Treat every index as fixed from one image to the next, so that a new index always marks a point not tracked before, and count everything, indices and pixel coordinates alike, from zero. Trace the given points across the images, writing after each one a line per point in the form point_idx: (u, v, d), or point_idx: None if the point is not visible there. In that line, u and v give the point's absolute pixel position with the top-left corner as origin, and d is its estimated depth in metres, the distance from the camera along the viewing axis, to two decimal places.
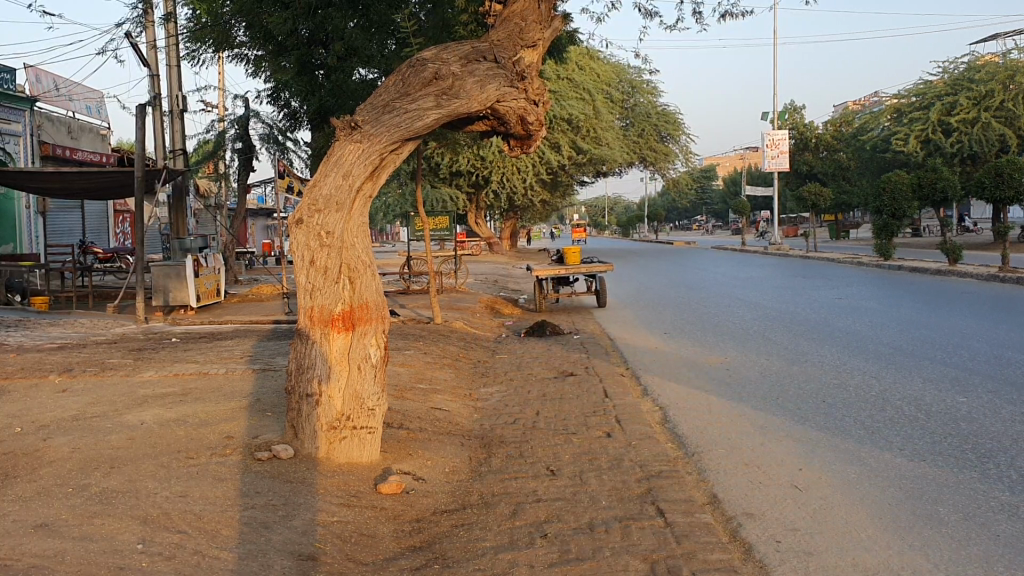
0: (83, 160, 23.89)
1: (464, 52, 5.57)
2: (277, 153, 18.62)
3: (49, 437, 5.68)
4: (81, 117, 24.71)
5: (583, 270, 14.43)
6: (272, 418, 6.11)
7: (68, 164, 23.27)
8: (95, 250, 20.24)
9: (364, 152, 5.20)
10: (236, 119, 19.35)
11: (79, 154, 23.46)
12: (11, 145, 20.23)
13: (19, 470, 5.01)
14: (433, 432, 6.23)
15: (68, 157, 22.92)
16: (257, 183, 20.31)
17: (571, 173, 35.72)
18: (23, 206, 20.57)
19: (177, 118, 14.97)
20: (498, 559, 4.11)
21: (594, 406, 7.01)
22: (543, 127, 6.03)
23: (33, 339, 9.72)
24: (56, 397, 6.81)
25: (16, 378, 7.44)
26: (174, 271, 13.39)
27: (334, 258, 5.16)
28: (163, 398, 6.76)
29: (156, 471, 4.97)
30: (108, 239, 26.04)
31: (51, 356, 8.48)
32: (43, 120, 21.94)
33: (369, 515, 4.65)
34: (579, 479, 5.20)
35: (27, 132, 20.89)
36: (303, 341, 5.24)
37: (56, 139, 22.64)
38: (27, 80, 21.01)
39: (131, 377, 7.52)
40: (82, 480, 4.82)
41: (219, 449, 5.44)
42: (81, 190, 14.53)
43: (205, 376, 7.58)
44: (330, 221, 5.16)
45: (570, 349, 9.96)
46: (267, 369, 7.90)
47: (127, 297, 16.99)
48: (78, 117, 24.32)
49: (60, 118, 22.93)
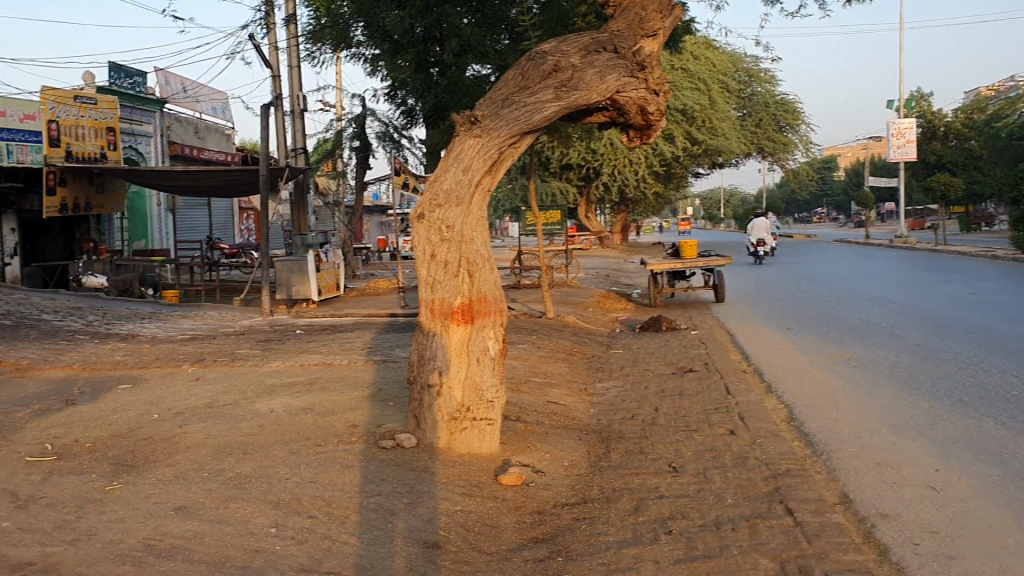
0: (209, 160, 24.88)
1: (583, 44, 5.50)
2: (393, 151, 18.96)
3: (184, 423, 5.93)
4: (206, 118, 25.67)
5: (700, 263, 14.17)
6: (394, 408, 6.21)
7: (195, 163, 24.26)
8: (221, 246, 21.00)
9: (483, 146, 5.22)
10: (353, 118, 19.78)
11: (205, 154, 24.46)
12: (143, 146, 21.29)
13: (158, 456, 5.34)
14: (550, 425, 6.21)
15: (195, 157, 23.90)
16: (374, 180, 20.70)
17: (685, 165, 35.17)
18: (154, 204, 21.60)
19: (297, 117, 15.35)
20: (622, 554, 4.07)
21: (715, 402, 6.87)
22: (664, 118, 5.87)
23: (166, 330, 10.15)
24: (190, 385, 7.09)
25: (151, 367, 7.78)
26: (297, 267, 13.81)
27: (454, 253, 5.22)
28: (289, 387, 6.96)
29: (285, 458, 5.16)
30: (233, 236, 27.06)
31: (183, 347, 8.83)
32: (172, 123, 22.92)
33: (492, 506, 4.68)
34: (702, 477, 5.09)
35: (157, 133, 21.89)
36: (423, 333, 5.31)
37: (184, 140, 23.65)
38: (158, 84, 21.97)
39: (258, 367, 7.76)
40: (217, 465, 5.07)
41: (344, 437, 5.56)
42: (209, 188, 15.08)
43: (328, 367, 7.76)
44: (450, 215, 5.22)
45: (687, 345, 9.77)
46: (387, 361, 8.02)
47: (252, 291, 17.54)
48: (204, 119, 25.35)
49: (187, 119, 23.94)
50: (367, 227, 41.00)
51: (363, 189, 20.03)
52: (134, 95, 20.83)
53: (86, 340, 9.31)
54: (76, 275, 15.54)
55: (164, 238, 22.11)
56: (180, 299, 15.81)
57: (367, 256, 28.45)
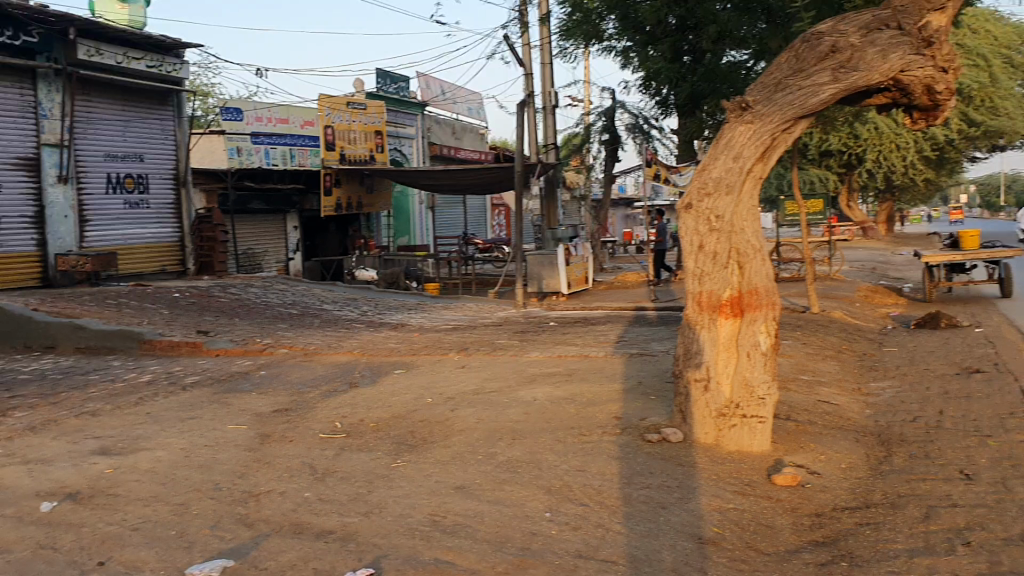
0: (465, 158, 26.05)
1: (864, 21, 5.19)
2: (643, 143, 18.93)
3: (456, 408, 6.25)
4: (463, 118, 26.87)
5: (983, 255, 13.02)
6: (657, 401, 6.19)
7: (452, 162, 25.53)
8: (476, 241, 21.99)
9: (754, 133, 5.10)
10: (602, 112, 19.95)
11: (462, 153, 25.63)
12: (407, 147, 22.70)
13: (434, 437, 5.68)
14: (823, 425, 5.94)
15: (452, 156, 25.16)
16: (624, 173, 20.77)
17: (960, 149, 32.45)
18: (417, 202, 23.16)
19: (549, 113, 15.68)
20: (914, 563, 3.81)
21: (1010, 407, 6.29)
22: (954, 97, 5.41)
23: (431, 320, 10.74)
24: (456, 372, 7.44)
25: (420, 354, 8.24)
26: (548, 259, 14.22)
27: (723, 243, 5.12)
28: (550, 376, 7.13)
29: (554, 445, 5.33)
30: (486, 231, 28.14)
31: (448, 336, 9.29)
32: (434, 124, 24.19)
33: (766, 505, 4.55)
34: (1002, 487, 4.67)
35: (420, 134, 23.24)
36: (691, 326, 5.26)
37: (443, 140, 24.95)
38: (420, 88, 23.29)
39: (519, 357, 8.02)
40: (490, 448, 5.37)
41: (610, 428, 5.61)
42: (467, 185, 15.78)
43: (586, 358, 7.87)
44: (719, 205, 5.13)
45: (973, 344, 9.00)
46: (644, 354, 8.03)
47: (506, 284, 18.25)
48: (461, 119, 26.54)
49: (446, 120, 25.20)
50: (614, 220, 41.22)
51: (612, 183, 20.15)
52: (399, 100, 22.25)
53: (361, 328, 10.06)
54: (350, 269, 16.98)
55: (424, 234, 23.64)
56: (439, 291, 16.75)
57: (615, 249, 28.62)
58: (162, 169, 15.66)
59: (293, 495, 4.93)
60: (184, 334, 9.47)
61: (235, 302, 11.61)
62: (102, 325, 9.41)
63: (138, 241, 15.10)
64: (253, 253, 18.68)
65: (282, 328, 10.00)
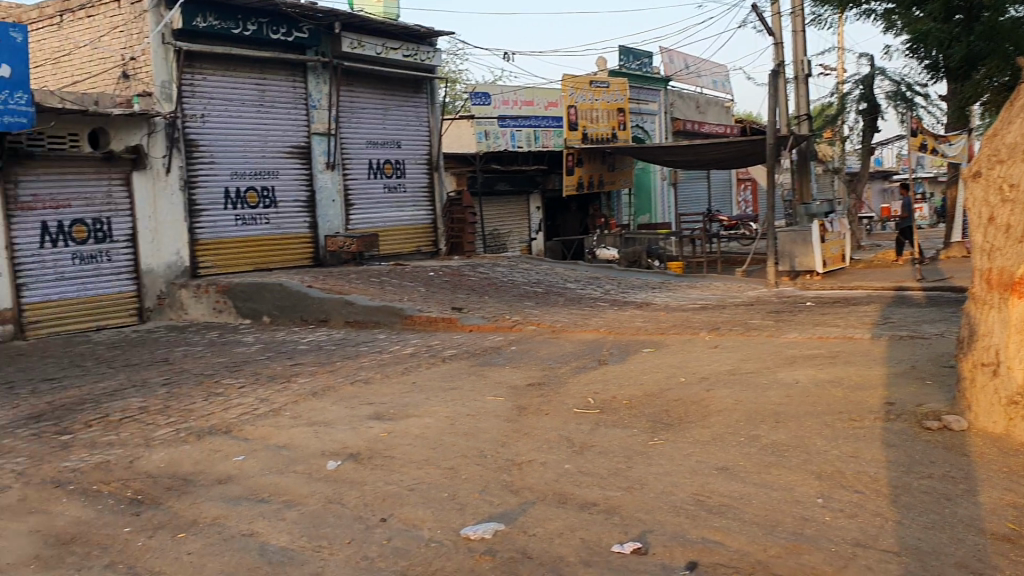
0: (708, 133, 25.90)
1: None
2: (907, 111, 17.69)
3: (712, 388, 6.15)
4: (707, 93, 26.43)
5: None
6: (934, 387, 5.76)
7: (696, 137, 25.61)
8: (721, 219, 21.60)
9: None
10: (861, 79, 18.84)
11: (705, 128, 25.50)
12: (648, 123, 23.31)
13: (692, 416, 5.62)
14: None
15: (697, 130, 25.32)
16: (885, 144, 19.49)
17: None
18: (659, 179, 24.25)
19: (802, 83, 15.00)
20: None
21: None
22: None
23: (678, 299, 10.61)
24: (709, 351, 7.31)
25: (670, 333, 8.17)
26: (800, 237, 13.72)
27: (1018, 214, 4.72)
28: (811, 358, 6.84)
29: (821, 429, 5.12)
30: (727, 208, 27.61)
31: (698, 315, 9.15)
32: (676, 99, 24.51)
33: None
34: None
35: (663, 110, 23.85)
36: (980, 305, 4.89)
37: (686, 115, 25.11)
38: (664, 62, 23.77)
39: (774, 338, 7.75)
40: (752, 430, 5.24)
41: (882, 414, 5.30)
42: (713, 161, 15.47)
43: (849, 341, 7.47)
44: (1014, 172, 4.73)
45: None
46: (916, 336, 7.50)
47: (755, 262, 17.81)
48: (705, 93, 26.20)
49: (689, 95, 25.26)
50: (870, 194, 38.91)
51: (872, 154, 18.98)
52: (641, 76, 22.94)
53: (607, 306, 10.13)
54: (591, 248, 17.99)
55: (665, 211, 24.70)
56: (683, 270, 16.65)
57: (870, 226, 27.05)
58: (417, 154, 16.53)
59: (555, 467, 5.03)
60: (440, 310, 9.95)
61: (484, 280, 12.05)
62: (368, 301, 10.23)
63: (395, 223, 16.07)
64: (499, 233, 19.53)
65: (531, 305, 10.27)
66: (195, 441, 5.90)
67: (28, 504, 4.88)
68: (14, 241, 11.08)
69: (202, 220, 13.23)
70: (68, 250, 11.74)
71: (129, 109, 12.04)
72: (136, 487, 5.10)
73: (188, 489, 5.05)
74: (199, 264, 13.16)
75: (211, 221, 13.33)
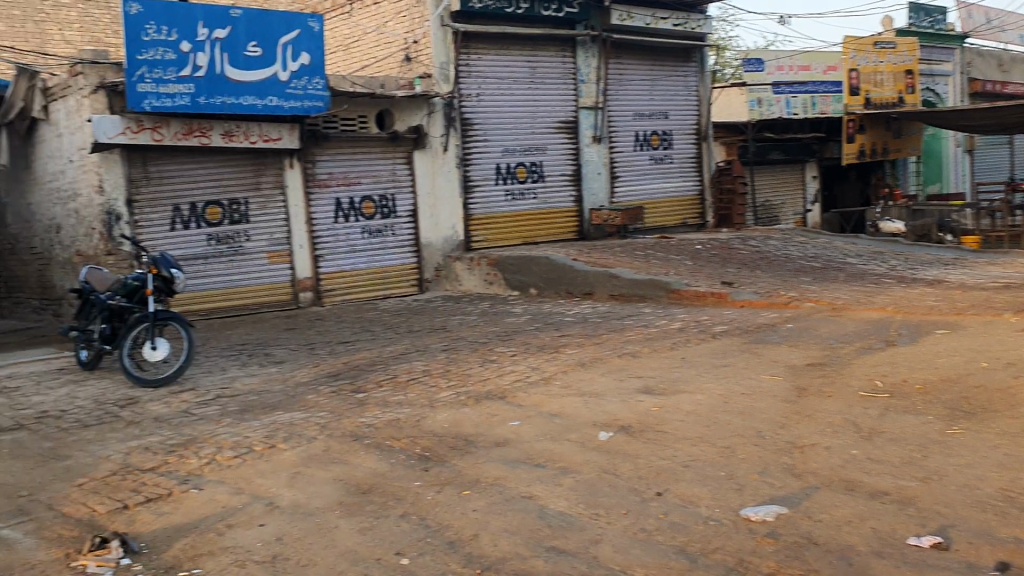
0: (1012, 94, 23.42)
1: None
2: None
3: (1021, 375, 5.56)
4: (1012, 49, 23.89)
5: None
6: None
7: (996, 98, 23.25)
8: None
9: None
10: None
11: (1008, 88, 23.11)
12: (942, 85, 21.50)
13: (997, 406, 5.11)
14: None
15: (998, 91, 23.01)
16: None
17: None
18: (952, 146, 22.57)
19: None
20: None
21: None
22: None
23: (976, 277, 9.67)
24: (1016, 335, 6.61)
25: (967, 314, 7.48)
26: None
27: None
28: None
29: None
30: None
31: (1000, 295, 8.31)
32: (973, 58, 22.39)
33: None
34: None
35: (959, 71, 21.88)
36: None
37: (987, 74, 22.84)
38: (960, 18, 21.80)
39: None
40: None
41: None
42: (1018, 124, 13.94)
43: None
44: None
45: None
46: None
47: None
48: (1010, 50, 23.72)
49: (990, 52, 22.96)
50: None
51: None
52: (932, 34, 21.25)
53: (892, 283, 9.45)
54: (873, 221, 16.89)
55: (960, 181, 22.94)
56: (978, 245, 15.20)
57: None
58: (684, 126, 16.28)
59: (839, 451, 4.77)
60: (709, 285, 9.73)
61: (756, 255, 11.64)
62: (634, 275, 10.23)
63: (661, 196, 15.96)
64: (771, 205, 18.78)
65: (807, 281, 9.79)
66: (474, 405, 6.17)
67: (331, 455, 5.34)
68: (312, 217, 12.41)
69: (476, 195, 13.86)
70: (358, 225, 12.84)
71: (412, 91, 12.84)
72: (423, 445, 5.42)
73: (470, 449, 5.30)
74: (472, 238, 13.85)
75: (484, 196, 13.96)
